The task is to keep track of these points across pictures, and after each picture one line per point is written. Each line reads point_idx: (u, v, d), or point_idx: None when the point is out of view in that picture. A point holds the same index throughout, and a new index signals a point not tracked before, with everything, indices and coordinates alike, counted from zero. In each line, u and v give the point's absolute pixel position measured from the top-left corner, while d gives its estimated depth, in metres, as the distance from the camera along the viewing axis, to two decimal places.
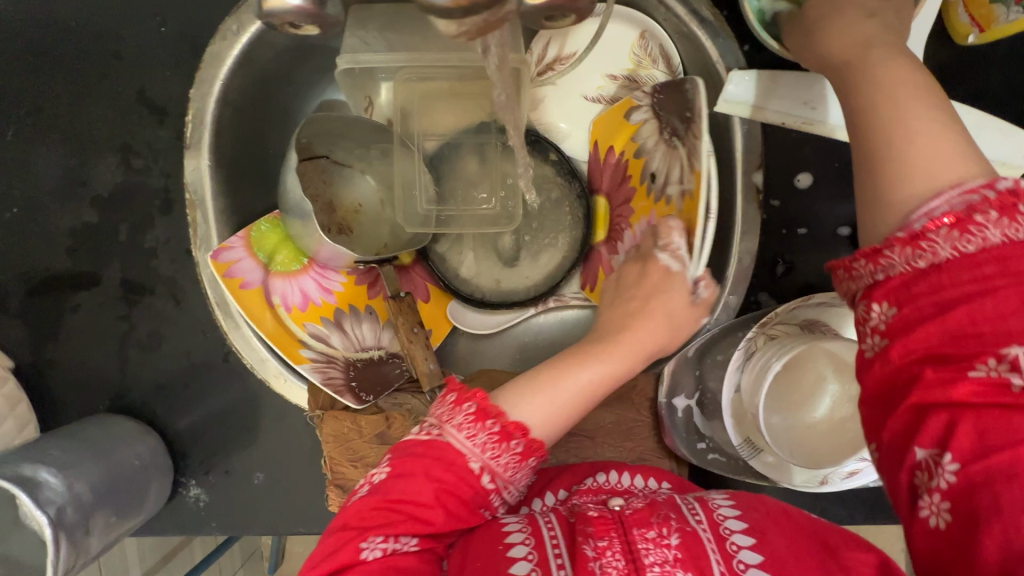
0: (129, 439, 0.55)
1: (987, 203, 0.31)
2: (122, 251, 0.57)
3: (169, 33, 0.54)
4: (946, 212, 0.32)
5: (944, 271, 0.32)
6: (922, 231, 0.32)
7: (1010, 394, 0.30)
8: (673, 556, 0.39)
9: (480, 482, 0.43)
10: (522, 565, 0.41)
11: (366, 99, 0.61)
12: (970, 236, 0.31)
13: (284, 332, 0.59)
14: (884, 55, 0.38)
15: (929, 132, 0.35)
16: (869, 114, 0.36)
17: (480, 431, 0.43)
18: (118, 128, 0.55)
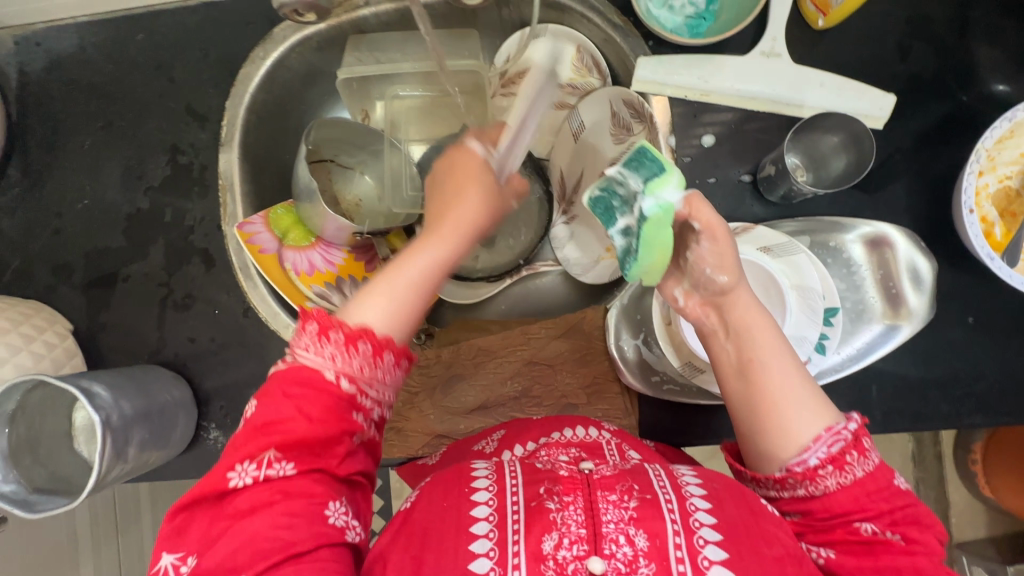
0: (165, 378, 0.66)
1: (850, 446, 0.44)
2: (167, 229, 0.71)
3: (212, 60, 0.71)
4: (826, 456, 0.44)
5: (828, 498, 0.44)
6: (814, 472, 0.44)
7: (869, 535, 0.43)
8: (629, 515, 0.44)
9: (339, 388, 0.44)
10: (483, 510, 0.46)
11: (362, 112, 0.76)
12: (847, 470, 0.44)
13: (294, 290, 0.70)
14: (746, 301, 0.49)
15: (802, 399, 0.47)
16: (758, 388, 0.47)
17: (326, 344, 0.44)
18: (170, 134, 0.71)
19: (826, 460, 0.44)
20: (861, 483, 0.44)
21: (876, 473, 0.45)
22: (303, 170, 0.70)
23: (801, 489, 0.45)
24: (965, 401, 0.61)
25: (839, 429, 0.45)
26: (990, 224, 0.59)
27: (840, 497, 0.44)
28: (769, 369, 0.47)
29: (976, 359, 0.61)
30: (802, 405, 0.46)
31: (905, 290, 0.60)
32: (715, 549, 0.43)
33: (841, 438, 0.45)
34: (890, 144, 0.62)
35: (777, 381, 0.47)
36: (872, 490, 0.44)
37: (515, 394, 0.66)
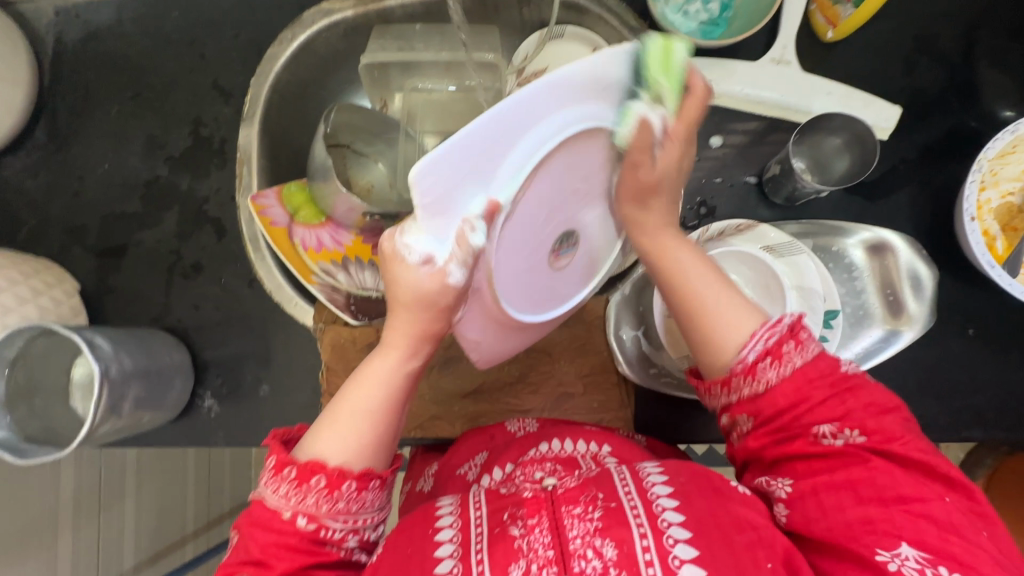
0: (167, 342, 0.67)
1: (786, 338, 0.46)
2: (183, 197, 0.72)
3: (243, 41, 0.74)
4: (761, 348, 0.46)
5: (772, 394, 0.46)
6: (754, 365, 0.46)
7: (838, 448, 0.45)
8: (595, 527, 0.43)
9: (298, 526, 0.45)
10: (446, 547, 0.45)
11: (380, 100, 0.78)
12: (786, 362, 0.46)
13: (302, 264, 0.71)
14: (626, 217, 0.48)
15: (725, 303, 0.48)
16: (680, 287, 0.49)
17: (281, 482, 0.45)
18: (194, 108, 0.74)
19: (762, 356, 0.46)
20: (800, 372, 0.46)
21: (818, 364, 0.46)
22: (320, 150, 0.73)
23: (746, 388, 0.47)
24: (964, 413, 0.61)
25: (774, 322, 0.46)
26: (992, 238, 0.60)
27: (784, 387, 0.46)
28: (701, 282, 0.48)
29: (975, 370, 0.61)
30: (731, 312, 0.48)
31: (906, 294, 0.60)
32: (685, 547, 0.42)
33: (777, 331, 0.46)
34: (894, 155, 0.64)
35: (702, 287, 0.48)
36: (813, 376, 0.46)
37: (512, 379, 0.66)
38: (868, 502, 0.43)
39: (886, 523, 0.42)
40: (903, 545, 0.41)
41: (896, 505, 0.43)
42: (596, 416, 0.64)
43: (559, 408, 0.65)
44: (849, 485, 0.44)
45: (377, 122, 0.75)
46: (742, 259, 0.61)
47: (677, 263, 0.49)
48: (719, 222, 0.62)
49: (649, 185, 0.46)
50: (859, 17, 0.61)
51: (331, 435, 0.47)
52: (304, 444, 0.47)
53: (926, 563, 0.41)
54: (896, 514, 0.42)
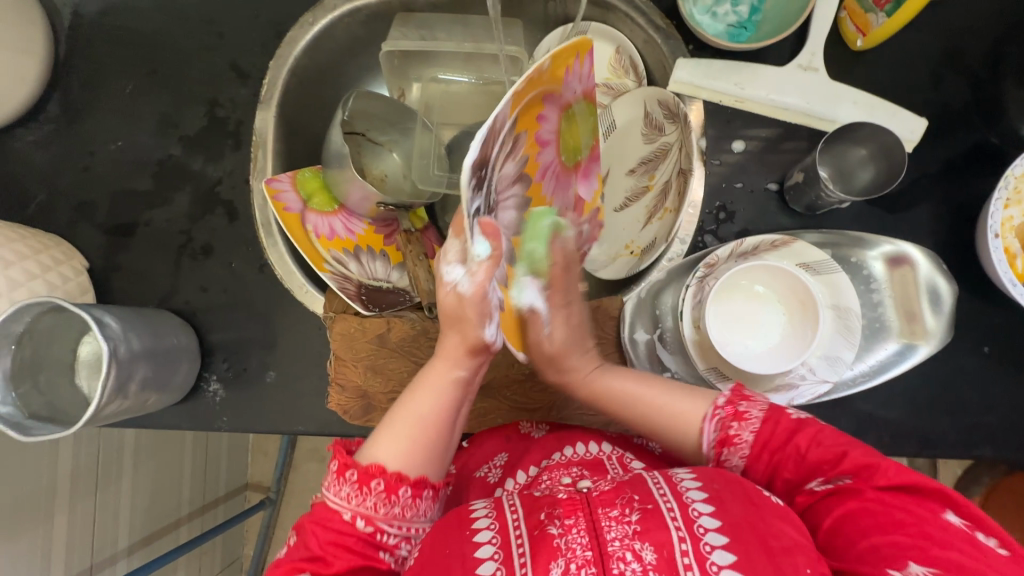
0: (174, 325, 0.66)
1: (727, 416, 0.53)
2: (195, 178, 0.72)
3: (262, 22, 0.73)
4: (715, 440, 0.53)
5: (749, 469, 0.52)
6: (724, 440, 0.52)
7: (842, 494, 0.47)
8: (634, 529, 0.44)
9: (357, 528, 0.47)
10: (486, 548, 0.45)
11: (399, 90, 0.79)
12: (734, 423, 0.52)
13: (313, 251, 0.70)
14: (588, 362, 0.60)
15: (661, 401, 0.56)
16: (628, 411, 0.58)
17: (344, 484, 0.48)
18: (210, 87, 0.73)
19: (717, 454, 0.53)
20: (756, 444, 0.51)
21: (766, 428, 0.51)
22: (337, 136, 0.72)
23: (723, 471, 0.53)
24: (975, 432, 0.61)
25: (716, 409, 0.53)
26: (1013, 256, 0.60)
27: (751, 467, 0.52)
28: (653, 409, 0.56)
29: (986, 389, 0.61)
30: (666, 398, 0.56)
31: (924, 309, 0.59)
32: (722, 553, 0.42)
33: (721, 413, 0.53)
34: (917, 169, 0.63)
35: (630, 393, 0.58)
36: (772, 443, 0.51)
37: (522, 377, 0.65)
38: (872, 532, 0.44)
39: (890, 547, 0.43)
40: (912, 564, 0.42)
41: (884, 534, 0.43)
42: (605, 418, 0.64)
43: (568, 408, 0.65)
44: (855, 532, 0.45)
45: (394, 111, 0.77)
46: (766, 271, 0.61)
47: (609, 391, 0.59)
48: (755, 237, 0.60)
49: (549, 352, 0.58)
50: (892, 26, 0.59)
51: (387, 441, 0.50)
52: (365, 446, 0.50)
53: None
54: (900, 538, 0.43)
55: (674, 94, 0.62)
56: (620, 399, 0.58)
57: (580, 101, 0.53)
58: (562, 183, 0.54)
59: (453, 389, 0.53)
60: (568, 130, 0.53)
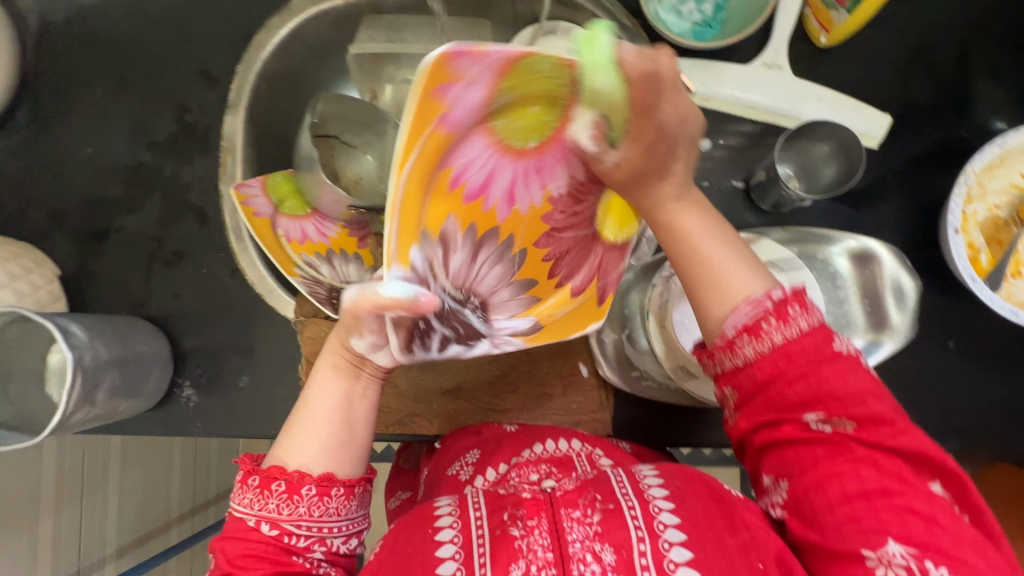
0: (145, 332, 0.66)
1: (770, 312, 0.44)
2: (165, 184, 0.72)
3: (229, 26, 0.73)
4: (744, 322, 0.45)
5: (750, 367, 0.45)
6: (758, 326, 0.44)
7: (839, 446, 0.44)
8: (594, 530, 0.44)
9: (262, 532, 0.48)
10: (447, 547, 0.45)
11: (371, 92, 0.77)
12: (789, 322, 0.44)
13: (283, 254, 0.71)
14: (679, 206, 0.46)
15: (719, 268, 0.46)
16: (678, 258, 0.47)
17: (246, 490, 0.49)
18: (179, 93, 0.73)
19: (740, 331, 0.44)
20: (782, 348, 0.44)
21: (804, 341, 0.44)
22: (306, 140, 0.71)
23: (725, 362, 0.46)
24: (941, 426, 0.61)
25: (757, 297, 0.44)
26: (977, 251, 0.60)
27: (764, 364, 0.44)
28: (704, 255, 0.46)
29: (953, 383, 0.61)
30: (728, 275, 0.46)
31: (888, 304, 0.60)
32: (680, 550, 0.43)
33: (762, 304, 0.44)
34: (883, 164, 0.63)
35: (692, 245, 0.46)
36: (801, 356, 0.44)
37: (492, 377, 0.65)
38: (856, 497, 0.43)
39: (873, 522, 0.43)
40: (890, 542, 0.42)
41: (878, 497, 0.43)
42: (574, 418, 0.64)
43: (538, 408, 0.65)
44: (840, 489, 0.44)
45: (368, 114, 0.74)
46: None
47: (673, 224, 0.46)
48: None
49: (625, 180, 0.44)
50: (853, 23, 0.59)
51: (293, 442, 0.51)
52: (273, 453, 0.52)
53: (911, 559, 0.42)
54: (883, 510, 0.43)
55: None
56: (682, 240, 0.46)
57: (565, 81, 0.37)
58: (532, 185, 0.47)
59: (347, 383, 0.53)
60: (516, 118, 0.41)
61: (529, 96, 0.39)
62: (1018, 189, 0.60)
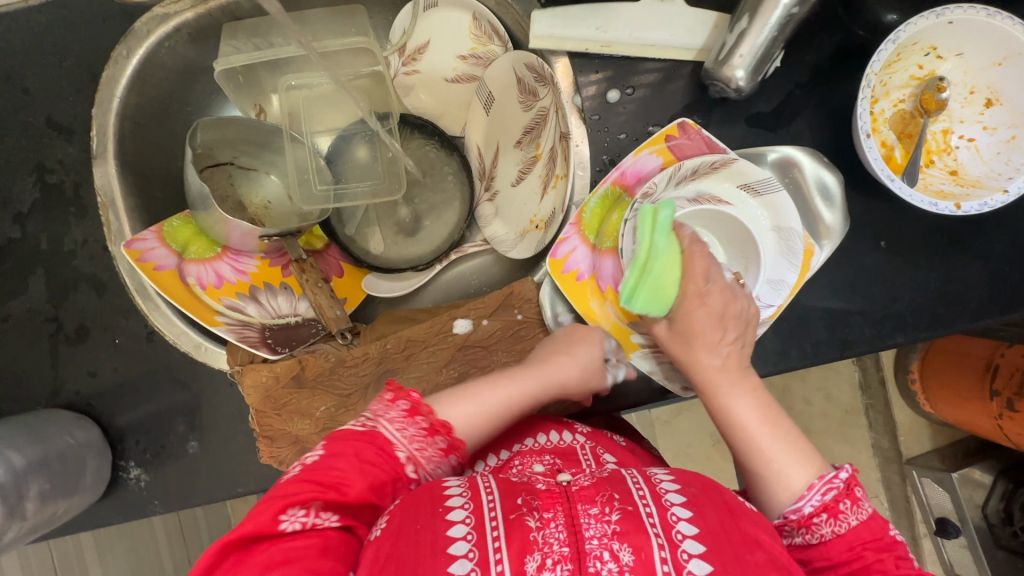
0: (65, 422, 0.60)
1: (842, 494, 0.47)
2: (45, 257, 0.63)
3: (69, 65, 0.64)
4: (820, 504, 0.47)
5: (824, 546, 0.47)
6: (833, 506, 0.47)
7: None
8: (613, 530, 0.42)
9: (403, 470, 0.49)
10: (459, 528, 0.44)
11: (256, 106, 0.74)
12: (856, 506, 0.47)
13: (200, 305, 0.65)
14: (735, 396, 0.54)
15: (776, 451, 0.50)
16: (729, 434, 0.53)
17: (411, 424, 0.50)
18: (32, 151, 0.63)
19: (818, 512, 0.47)
20: (855, 534, 0.46)
21: (864, 527, 0.47)
22: (193, 176, 0.64)
23: (797, 536, 0.48)
24: (886, 322, 0.63)
25: (829, 477, 0.48)
26: (890, 149, 0.62)
27: (835, 546, 0.47)
28: (765, 444, 0.51)
29: (891, 280, 0.63)
30: (787, 457, 0.50)
31: (820, 206, 0.63)
32: (699, 562, 0.42)
33: (834, 486, 0.48)
34: (791, 83, 0.63)
35: (744, 428, 0.52)
36: (860, 542, 0.46)
37: (453, 380, 0.62)
38: None
39: None
40: None
41: None
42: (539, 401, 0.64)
43: None
44: None
45: (257, 133, 0.73)
46: (704, 216, 0.61)
47: (732, 411, 0.53)
48: (694, 159, 0.58)
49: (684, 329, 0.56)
50: None
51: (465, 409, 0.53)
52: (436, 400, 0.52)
53: None
54: None
55: (537, 56, 0.64)
56: (749, 433, 0.52)
57: (611, 190, 0.61)
58: None
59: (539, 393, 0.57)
60: (609, 231, 0.61)
61: (603, 215, 0.61)
62: (919, 81, 0.62)
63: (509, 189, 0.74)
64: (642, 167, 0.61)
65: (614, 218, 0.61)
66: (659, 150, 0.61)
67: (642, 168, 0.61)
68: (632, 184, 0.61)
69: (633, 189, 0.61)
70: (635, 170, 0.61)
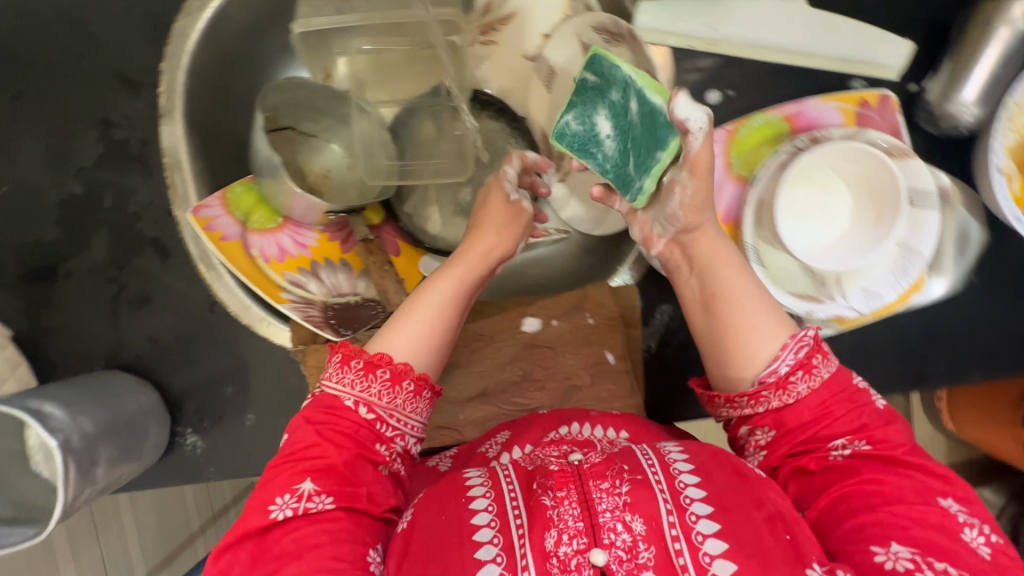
0: (127, 387, 0.60)
1: (814, 351, 0.46)
2: (108, 217, 0.61)
3: (136, 13, 0.60)
4: (794, 361, 0.46)
5: (799, 404, 0.46)
6: (806, 362, 0.46)
7: (865, 469, 0.44)
8: (624, 501, 0.42)
9: (359, 416, 0.48)
10: (482, 514, 0.43)
11: (323, 70, 0.69)
12: (815, 373, 0.46)
13: (264, 280, 0.64)
14: (724, 267, 0.50)
15: (749, 319, 0.48)
16: (708, 288, 0.50)
17: (348, 371, 0.49)
18: (94, 104, 0.60)
19: (787, 372, 0.46)
20: (825, 384, 0.46)
21: (832, 381, 0.46)
22: (263, 142, 0.61)
23: (773, 399, 0.46)
24: (969, 360, 0.60)
25: (802, 334, 0.47)
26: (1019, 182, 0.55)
27: (811, 400, 0.46)
28: (741, 302, 0.49)
29: (980, 316, 0.60)
30: (757, 324, 0.48)
31: (949, 253, 0.59)
32: (715, 541, 0.40)
33: (806, 343, 0.46)
34: (904, 97, 0.58)
35: (730, 282, 0.50)
36: (834, 392, 0.46)
37: (518, 379, 0.62)
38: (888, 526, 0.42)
39: (876, 527, 0.42)
40: (894, 541, 0.41)
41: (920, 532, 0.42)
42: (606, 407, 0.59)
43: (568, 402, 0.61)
44: (864, 528, 0.42)
45: (323, 97, 0.69)
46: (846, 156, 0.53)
47: (698, 256, 0.52)
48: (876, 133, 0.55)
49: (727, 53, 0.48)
50: None
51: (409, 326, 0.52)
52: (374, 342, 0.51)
53: (919, 558, 0.40)
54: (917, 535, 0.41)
55: (611, 16, 0.62)
56: (725, 291, 0.49)
57: (779, 120, 0.57)
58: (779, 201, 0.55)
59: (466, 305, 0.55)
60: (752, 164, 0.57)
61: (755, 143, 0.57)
62: None
63: (586, 166, 0.69)
64: (818, 116, 0.57)
65: (764, 150, 0.56)
66: (845, 110, 0.57)
67: (821, 118, 0.57)
68: (798, 129, 0.57)
69: (800, 130, 0.56)
70: (810, 117, 0.57)
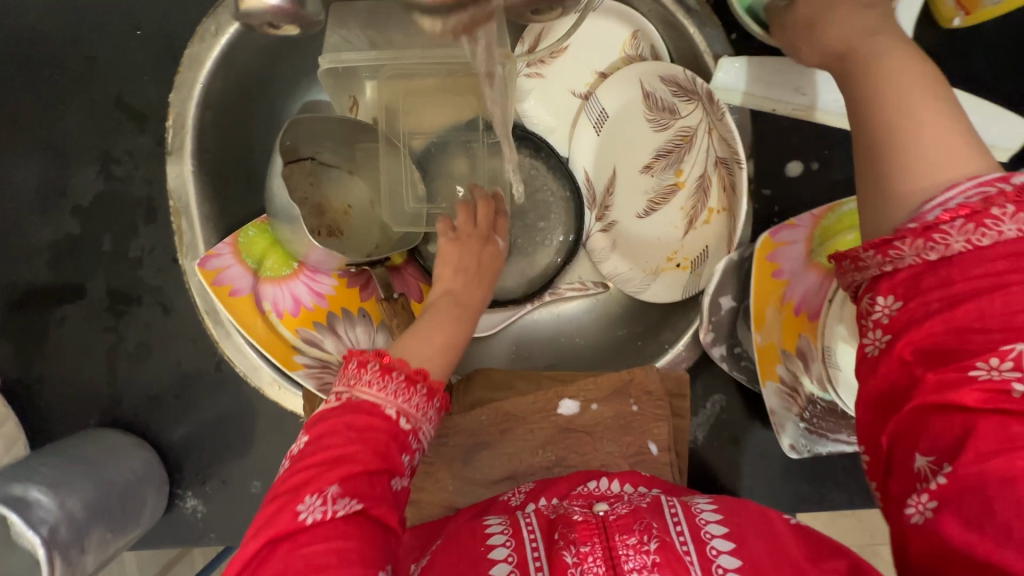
0: (123, 451, 0.54)
1: (1004, 197, 0.31)
2: (106, 261, 0.55)
3: (145, 36, 0.54)
4: (961, 204, 0.32)
5: (956, 267, 0.32)
6: (935, 223, 0.32)
7: (1012, 400, 0.30)
8: (652, 561, 0.37)
9: (396, 426, 0.42)
10: (502, 566, 0.40)
11: (350, 99, 0.60)
12: (986, 232, 0.31)
13: (276, 338, 0.58)
14: (923, 111, 0.34)
15: (930, 123, 0.34)
16: (867, 108, 0.36)
17: (388, 380, 0.43)
18: (96, 136, 0.54)
19: (952, 214, 0.32)
20: (1006, 250, 0.31)
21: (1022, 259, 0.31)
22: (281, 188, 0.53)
23: (902, 261, 0.33)
24: None
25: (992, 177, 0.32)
26: None
27: (969, 292, 0.32)
28: (915, 132, 0.34)
29: None
30: (941, 153, 0.34)
31: None
32: None
33: (993, 188, 0.32)
34: None
35: (898, 101, 0.35)
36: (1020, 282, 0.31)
37: (549, 465, 0.56)
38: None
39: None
40: None
41: None
42: None
43: None
44: (1003, 484, 0.29)
45: (346, 129, 0.61)
46: None
47: (895, 132, 0.34)
48: None
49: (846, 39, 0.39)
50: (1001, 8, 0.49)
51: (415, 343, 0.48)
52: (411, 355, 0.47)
53: None
54: None
55: (684, 69, 0.56)
56: (903, 113, 0.35)
57: None
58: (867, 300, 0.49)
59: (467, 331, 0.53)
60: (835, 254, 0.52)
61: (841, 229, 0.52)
62: None
63: (634, 223, 0.62)
64: None
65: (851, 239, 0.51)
66: None
67: None
68: None
69: None
70: None
